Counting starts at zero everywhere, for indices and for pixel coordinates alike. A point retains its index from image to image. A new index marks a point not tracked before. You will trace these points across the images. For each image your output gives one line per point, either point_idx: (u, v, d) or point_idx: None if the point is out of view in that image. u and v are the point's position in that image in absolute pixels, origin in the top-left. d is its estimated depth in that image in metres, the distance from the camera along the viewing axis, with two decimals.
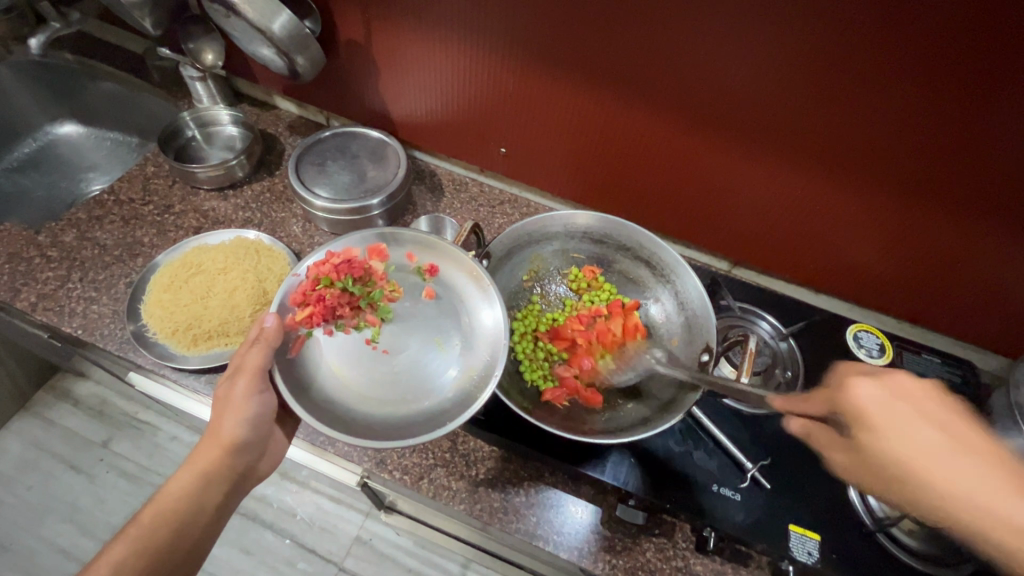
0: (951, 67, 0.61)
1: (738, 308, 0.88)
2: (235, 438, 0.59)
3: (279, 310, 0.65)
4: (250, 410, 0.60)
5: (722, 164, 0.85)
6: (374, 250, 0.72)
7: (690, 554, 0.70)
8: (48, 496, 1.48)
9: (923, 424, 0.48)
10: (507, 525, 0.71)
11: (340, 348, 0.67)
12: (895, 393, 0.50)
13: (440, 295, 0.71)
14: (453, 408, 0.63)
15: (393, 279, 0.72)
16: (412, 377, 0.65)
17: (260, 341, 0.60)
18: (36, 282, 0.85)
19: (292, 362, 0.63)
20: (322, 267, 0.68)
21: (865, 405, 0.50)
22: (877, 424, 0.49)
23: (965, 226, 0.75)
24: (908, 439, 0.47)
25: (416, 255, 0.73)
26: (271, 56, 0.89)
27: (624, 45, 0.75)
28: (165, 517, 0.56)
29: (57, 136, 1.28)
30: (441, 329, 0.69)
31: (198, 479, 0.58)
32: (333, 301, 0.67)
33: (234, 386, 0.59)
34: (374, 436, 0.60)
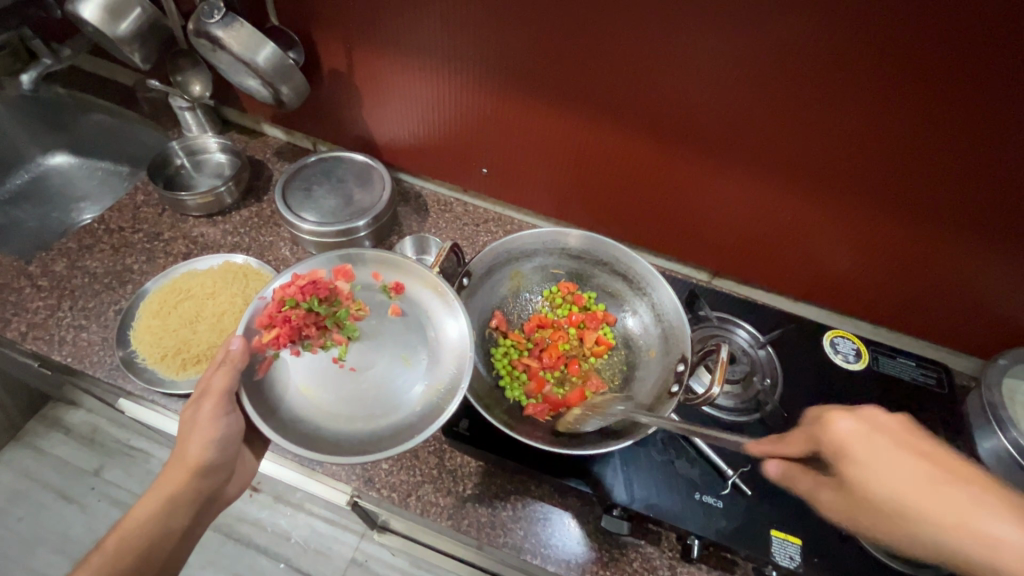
0: (894, 77, 0.65)
1: (716, 318, 0.88)
2: (201, 459, 0.59)
3: (246, 333, 0.66)
4: (217, 431, 0.60)
5: (693, 177, 0.88)
6: (340, 272, 0.74)
7: (676, 563, 0.71)
8: (38, 527, 1.47)
9: (909, 452, 0.42)
10: (495, 539, 0.72)
11: (307, 368, 0.68)
12: (870, 424, 0.44)
13: (405, 312, 0.73)
14: (420, 422, 0.64)
15: (359, 298, 0.74)
16: (379, 393, 0.67)
17: (226, 364, 0.61)
18: (26, 311, 0.86)
19: (260, 383, 0.65)
20: (287, 289, 0.69)
21: (843, 436, 0.44)
22: (863, 457, 0.42)
23: (924, 228, 0.78)
24: (898, 471, 0.41)
25: (382, 273, 0.76)
26: (256, 87, 0.92)
27: (591, 66, 0.79)
28: (129, 542, 0.56)
29: (48, 167, 1.30)
30: (408, 345, 0.71)
31: (165, 503, 0.58)
32: (298, 321, 0.68)
33: (199, 409, 0.60)
34: (346, 453, 0.61)
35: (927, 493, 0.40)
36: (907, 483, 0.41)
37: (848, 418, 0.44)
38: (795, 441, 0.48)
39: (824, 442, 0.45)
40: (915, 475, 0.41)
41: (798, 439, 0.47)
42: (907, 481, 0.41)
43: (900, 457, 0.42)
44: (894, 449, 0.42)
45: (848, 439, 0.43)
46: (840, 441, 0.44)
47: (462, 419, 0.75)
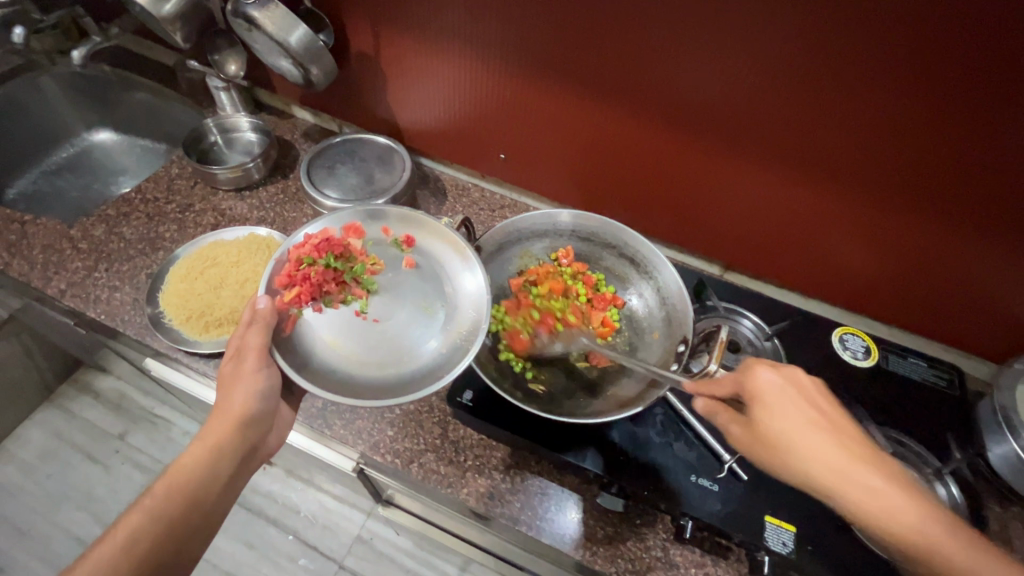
0: (908, 66, 0.65)
1: (723, 308, 0.88)
2: (246, 409, 0.63)
3: (268, 292, 0.69)
4: (260, 383, 0.64)
5: (707, 166, 0.89)
6: (350, 228, 0.76)
7: (670, 544, 0.72)
8: (65, 485, 1.54)
9: (805, 405, 0.55)
10: (492, 509, 0.74)
11: (330, 324, 0.70)
12: (786, 379, 0.57)
13: (420, 263, 0.76)
14: (447, 362, 0.67)
15: (373, 253, 0.76)
16: (403, 340, 0.70)
17: (257, 322, 0.65)
18: (66, 271, 0.91)
19: (286, 340, 0.67)
20: (302, 249, 0.72)
21: (762, 385, 0.56)
22: (769, 401, 0.55)
23: (941, 223, 0.77)
24: (787, 414, 0.54)
25: (391, 229, 0.79)
26: (288, 67, 0.96)
27: (606, 51, 0.81)
28: (179, 484, 0.58)
29: (92, 142, 1.38)
30: (427, 294, 0.74)
31: (213, 450, 0.60)
32: (318, 278, 0.71)
33: (242, 365, 0.64)
34: (377, 397, 0.64)
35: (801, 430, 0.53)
36: (792, 419, 0.54)
37: (770, 372, 0.57)
38: (726, 384, 0.59)
39: (745, 387, 0.57)
40: (799, 420, 0.54)
41: (728, 383, 0.59)
42: (789, 424, 0.54)
43: (795, 407, 0.55)
44: (797, 402, 0.55)
45: (766, 389, 0.56)
46: (760, 390, 0.56)
47: (467, 390, 0.77)
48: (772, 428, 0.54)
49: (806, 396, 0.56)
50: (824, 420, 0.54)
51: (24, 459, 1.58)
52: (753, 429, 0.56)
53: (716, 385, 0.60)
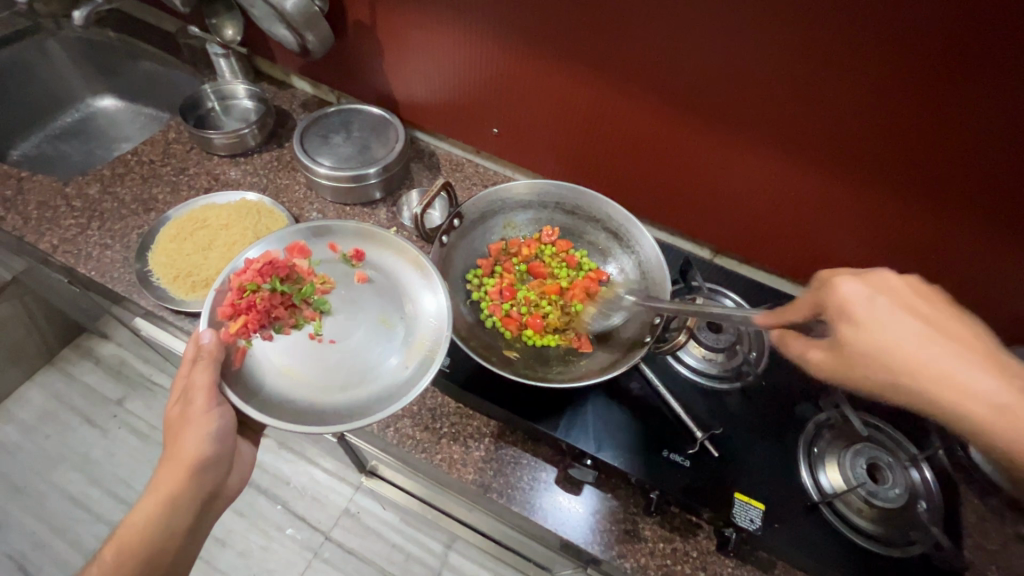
0: (900, 49, 0.64)
1: (708, 289, 0.86)
2: (197, 456, 0.61)
3: (212, 326, 0.68)
4: (211, 424, 0.62)
5: (698, 150, 0.88)
6: (294, 248, 0.78)
7: (639, 519, 0.72)
8: (63, 446, 1.58)
9: (908, 314, 0.42)
10: (463, 475, 0.75)
11: (283, 350, 0.71)
12: (877, 287, 0.44)
13: (372, 277, 0.79)
14: (412, 376, 0.69)
15: (322, 272, 0.78)
16: (360, 359, 0.72)
17: (203, 359, 0.63)
18: (59, 228, 0.92)
19: (237, 373, 0.67)
20: (243, 276, 0.71)
21: (849, 300, 0.43)
22: (863, 319, 0.42)
23: (932, 212, 0.76)
24: (894, 328, 0.41)
25: (338, 244, 0.81)
26: (284, 35, 0.97)
27: (599, 27, 0.80)
28: (129, 547, 0.60)
29: (97, 109, 1.40)
30: (384, 309, 0.77)
31: (164, 507, 0.60)
32: (263, 305, 0.72)
33: (190, 405, 0.62)
34: (343, 417, 0.66)
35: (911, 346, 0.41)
36: (902, 334, 0.41)
37: (855, 283, 0.44)
38: (802, 306, 0.47)
39: (830, 306, 0.45)
40: (911, 335, 0.41)
41: (805, 304, 0.47)
42: (901, 339, 0.41)
43: (899, 315, 0.42)
44: (900, 311, 0.42)
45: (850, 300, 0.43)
46: (842, 303, 0.44)
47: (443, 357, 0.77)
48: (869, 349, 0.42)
49: (908, 302, 0.43)
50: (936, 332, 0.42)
51: (24, 420, 1.61)
52: (841, 351, 0.43)
53: (789, 309, 0.48)
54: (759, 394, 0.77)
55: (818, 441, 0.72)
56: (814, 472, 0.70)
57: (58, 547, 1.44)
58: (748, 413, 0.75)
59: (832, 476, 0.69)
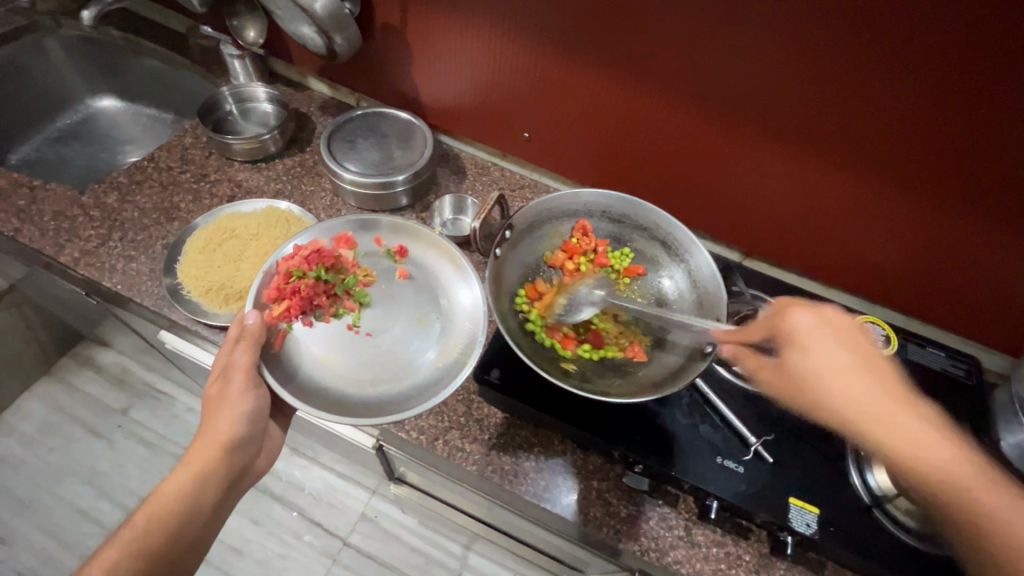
0: (948, 58, 0.65)
1: (749, 294, 0.86)
2: (230, 435, 0.62)
3: (257, 307, 0.69)
4: (246, 405, 0.64)
5: (733, 154, 0.88)
6: (341, 239, 0.78)
7: (692, 524, 0.73)
8: (68, 459, 1.53)
9: (842, 347, 0.55)
10: (516, 485, 0.75)
11: (322, 338, 0.73)
12: (825, 320, 0.57)
13: (413, 274, 0.80)
14: (444, 376, 0.70)
15: (365, 264, 0.80)
16: (396, 355, 0.73)
17: (245, 339, 0.65)
18: (79, 239, 0.89)
19: (275, 356, 0.69)
20: (292, 261, 0.73)
21: (797, 327, 0.56)
22: (804, 344, 0.55)
23: (968, 217, 0.78)
24: (828, 358, 0.54)
25: (384, 239, 0.82)
26: (311, 34, 0.93)
27: (641, 31, 0.79)
28: (158, 518, 0.59)
29: (97, 110, 1.34)
30: (421, 307, 0.78)
31: (194, 480, 0.60)
32: (307, 292, 0.73)
33: (228, 384, 0.64)
34: (375, 412, 0.67)
35: (838, 373, 0.54)
36: (832, 360, 0.54)
37: (807, 314, 0.57)
38: (758, 329, 0.59)
39: (781, 332, 0.57)
40: (842, 364, 0.54)
41: (761, 328, 0.59)
42: (823, 365, 0.54)
43: (831, 348, 0.55)
44: (834, 344, 0.55)
45: (800, 330, 0.56)
46: (794, 331, 0.56)
47: (493, 368, 0.76)
48: (806, 369, 0.55)
49: (845, 335, 0.56)
50: (864, 366, 0.54)
51: (25, 432, 1.56)
52: (785, 369, 0.56)
53: (748, 330, 0.60)
54: None
55: None
56: (863, 474, 0.72)
57: (68, 562, 1.40)
58: (796, 417, 0.76)
59: (880, 477, 0.71)
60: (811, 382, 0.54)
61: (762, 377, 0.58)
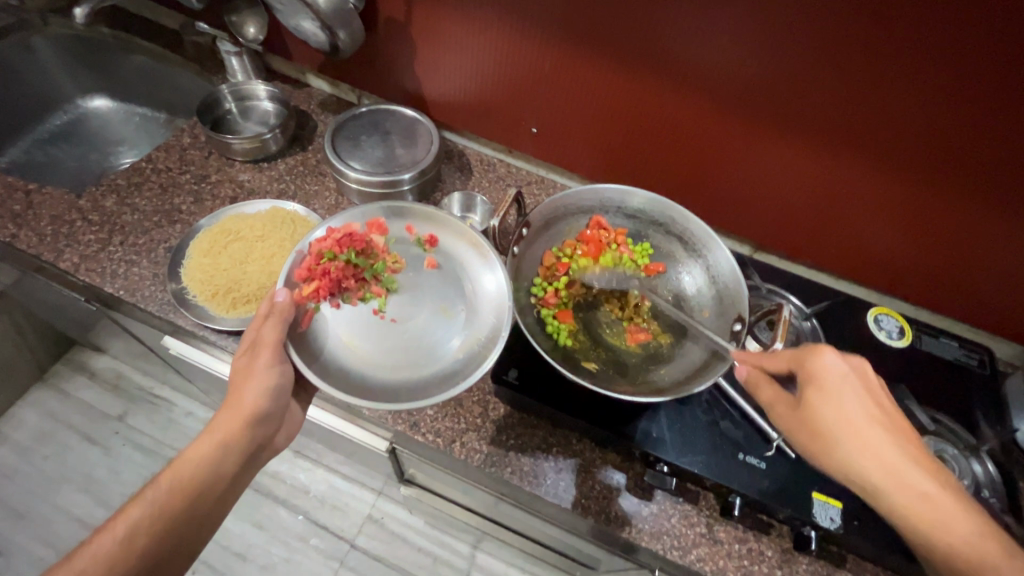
0: (972, 48, 0.64)
1: (765, 288, 0.87)
2: (256, 409, 0.62)
3: (287, 286, 0.68)
4: (272, 380, 0.63)
5: (746, 147, 0.87)
6: (374, 224, 0.76)
7: (714, 521, 0.73)
8: (65, 467, 1.50)
9: (864, 397, 0.56)
10: (536, 487, 0.74)
11: (349, 321, 0.71)
12: (850, 369, 0.58)
13: (441, 263, 0.77)
14: (464, 368, 0.68)
15: (395, 251, 0.77)
16: (418, 342, 0.71)
17: (273, 316, 0.64)
18: (78, 244, 0.86)
19: (302, 335, 0.68)
20: (324, 242, 0.71)
21: (825, 367, 0.57)
22: (828, 385, 0.56)
23: (984, 208, 0.77)
24: (849, 402, 0.56)
25: (415, 227, 0.79)
26: (313, 30, 0.90)
27: (654, 22, 0.78)
28: (179, 483, 0.58)
29: (88, 110, 1.31)
30: (446, 297, 0.75)
31: (218, 447, 0.60)
32: (337, 274, 0.71)
33: (256, 358, 0.63)
34: (392, 399, 0.65)
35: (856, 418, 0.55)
36: (851, 404, 0.55)
37: (836, 357, 0.58)
38: (781, 359, 0.61)
39: (805, 368, 0.58)
40: (859, 410, 0.55)
41: (785, 358, 0.60)
42: (850, 410, 0.55)
43: (853, 393, 0.56)
44: (853, 392, 0.56)
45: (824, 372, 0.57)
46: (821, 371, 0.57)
47: (511, 367, 0.75)
48: (825, 408, 0.56)
49: (869, 388, 0.57)
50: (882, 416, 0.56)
51: (20, 441, 1.52)
52: (806, 407, 0.57)
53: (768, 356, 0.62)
54: None
55: None
56: None
57: None
58: None
59: None
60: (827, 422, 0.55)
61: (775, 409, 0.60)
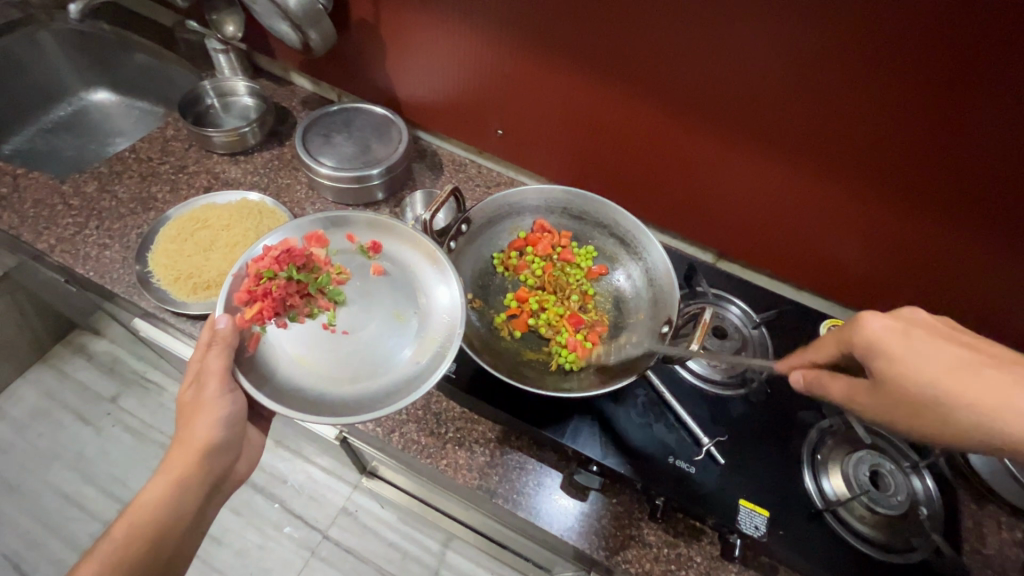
0: (911, 62, 0.63)
1: (712, 293, 0.88)
2: (208, 440, 0.63)
3: (228, 311, 0.67)
4: (223, 408, 0.64)
5: (705, 155, 0.87)
6: (312, 237, 0.76)
7: (644, 524, 0.73)
8: (56, 444, 1.56)
9: (942, 344, 0.42)
10: (470, 480, 0.75)
11: (296, 339, 0.70)
12: (898, 321, 0.44)
13: (388, 269, 0.78)
14: (420, 373, 0.68)
15: (338, 262, 0.77)
16: (372, 352, 0.71)
17: (218, 344, 0.63)
18: (56, 227, 0.91)
19: (249, 360, 0.66)
20: (261, 262, 0.71)
21: (879, 335, 0.43)
22: (899, 354, 0.42)
23: (939, 223, 0.76)
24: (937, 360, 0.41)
25: (357, 235, 0.79)
26: (286, 30, 0.94)
27: (608, 30, 0.79)
28: (136, 530, 0.58)
29: (90, 102, 1.37)
30: (397, 303, 0.75)
31: (173, 486, 0.60)
32: (280, 292, 0.70)
33: (204, 390, 0.63)
34: (350, 412, 0.65)
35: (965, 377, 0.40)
36: (940, 364, 0.41)
37: (879, 317, 0.43)
38: (827, 345, 0.48)
39: (859, 346, 0.44)
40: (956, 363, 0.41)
41: (830, 343, 0.47)
42: (948, 370, 0.40)
43: (933, 348, 0.41)
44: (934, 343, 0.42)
45: (887, 340, 0.42)
46: (879, 343, 0.42)
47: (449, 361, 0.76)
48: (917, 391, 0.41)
49: (932, 330, 0.43)
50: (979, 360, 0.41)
51: (16, 417, 1.59)
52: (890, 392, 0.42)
53: (816, 348, 0.49)
54: (762, 399, 0.78)
55: (821, 447, 0.73)
56: (818, 478, 0.71)
57: (53, 546, 1.42)
58: (753, 419, 0.76)
59: (835, 482, 0.70)
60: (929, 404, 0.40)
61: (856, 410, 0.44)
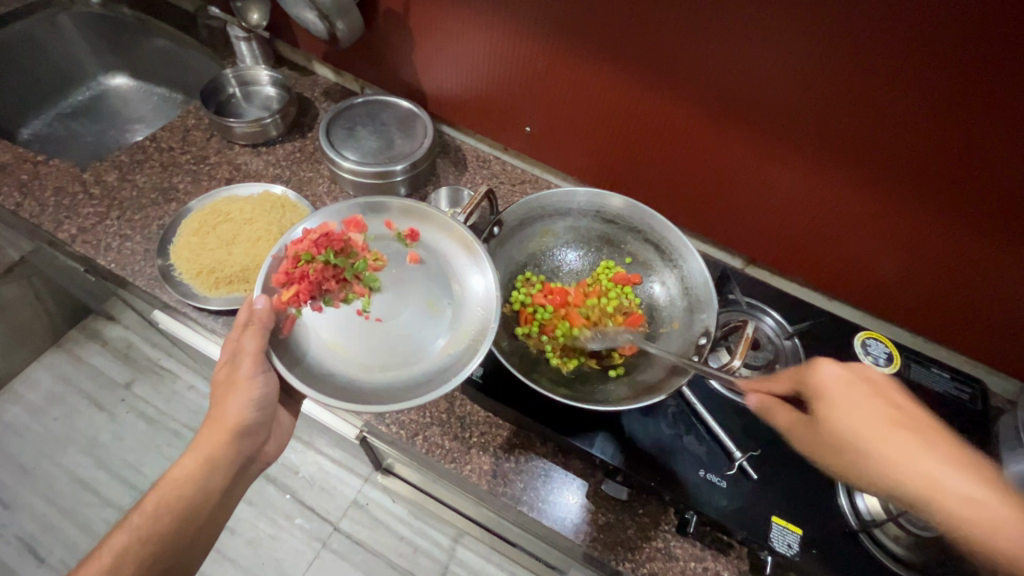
0: (968, 72, 0.60)
1: (745, 303, 0.87)
2: (239, 421, 0.62)
3: (265, 291, 0.67)
4: (257, 389, 0.63)
5: (741, 158, 0.84)
6: (351, 222, 0.75)
7: (671, 536, 0.71)
8: (71, 429, 1.56)
9: (878, 399, 0.49)
10: (495, 488, 0.73)
11: (330, 323, 0.70)
12: (855, 372, 0.51)
13: (424, 258, 0.76)
14: (455, 363, 0.67)
15: (375, 249, 0.76)
16: (405, 341, 0.70)
17: (253, 324, 0.63)
18: (77, 216, 0.90)
19: (284, 342, 0.66)
20: (300, 244, 0.70)
21: (824, 380, 0.50)
22: (831, 398, 0.49)
23: (985, 235, 0.73)
24: (861, 411, 0.48)
25: (395, 222, 0.78)
26: (313, 20, 0.92)
27: (644, 28, 0.76)
28: (166, 506, 0.58)
29: (108, 87, 1.36)
30: (432, 292, 0.74)
31: (203, 464, 0.59)
32: (317, 276, 0.69)
33: (236, 368, 0.62)
34: (381, 402, 0.63)
35: (885, 434, 0.46)
36: (862, 419, 0.48)
37: (834, 366, 0.51)
38: (784, 379, 0.56)
39: (806, 384, 0.52)
40: (880, 418, 0.47)
41: (786, 378, 0.56)
42: (864, 423, 0.47)
43: (869, 404, 0.48)
44: (870, 397, 0.49)
45: (828, 385, 0.50)
46: (823, 386, 0.50)
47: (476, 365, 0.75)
48: (838, 426, 0.48)
49: (879, 390, 0.50)
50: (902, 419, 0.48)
51: (32, 401, 1.59)
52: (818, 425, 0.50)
53: (774, 379, 0.57)
54: None
55: None
56: (852, 496, 0.69)
57: (67, 530, 1.43)
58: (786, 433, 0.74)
59: (869, 500, 0.68)
60: (846, 441, 0.48)
61: (793, 432, 0.53)
